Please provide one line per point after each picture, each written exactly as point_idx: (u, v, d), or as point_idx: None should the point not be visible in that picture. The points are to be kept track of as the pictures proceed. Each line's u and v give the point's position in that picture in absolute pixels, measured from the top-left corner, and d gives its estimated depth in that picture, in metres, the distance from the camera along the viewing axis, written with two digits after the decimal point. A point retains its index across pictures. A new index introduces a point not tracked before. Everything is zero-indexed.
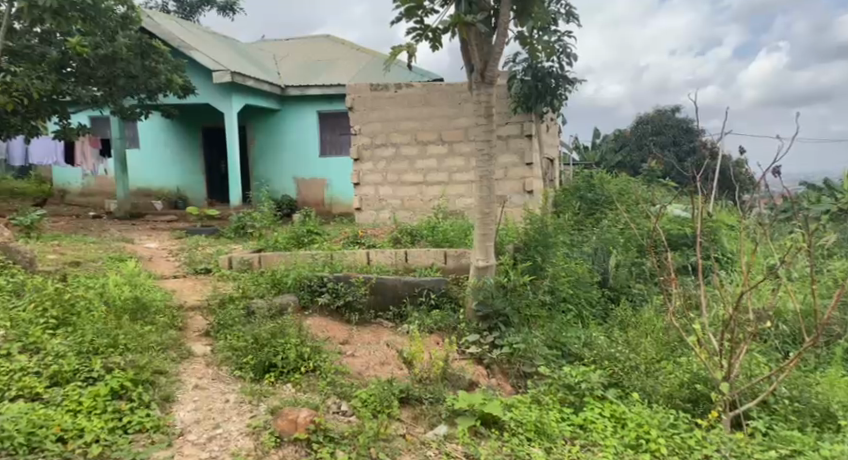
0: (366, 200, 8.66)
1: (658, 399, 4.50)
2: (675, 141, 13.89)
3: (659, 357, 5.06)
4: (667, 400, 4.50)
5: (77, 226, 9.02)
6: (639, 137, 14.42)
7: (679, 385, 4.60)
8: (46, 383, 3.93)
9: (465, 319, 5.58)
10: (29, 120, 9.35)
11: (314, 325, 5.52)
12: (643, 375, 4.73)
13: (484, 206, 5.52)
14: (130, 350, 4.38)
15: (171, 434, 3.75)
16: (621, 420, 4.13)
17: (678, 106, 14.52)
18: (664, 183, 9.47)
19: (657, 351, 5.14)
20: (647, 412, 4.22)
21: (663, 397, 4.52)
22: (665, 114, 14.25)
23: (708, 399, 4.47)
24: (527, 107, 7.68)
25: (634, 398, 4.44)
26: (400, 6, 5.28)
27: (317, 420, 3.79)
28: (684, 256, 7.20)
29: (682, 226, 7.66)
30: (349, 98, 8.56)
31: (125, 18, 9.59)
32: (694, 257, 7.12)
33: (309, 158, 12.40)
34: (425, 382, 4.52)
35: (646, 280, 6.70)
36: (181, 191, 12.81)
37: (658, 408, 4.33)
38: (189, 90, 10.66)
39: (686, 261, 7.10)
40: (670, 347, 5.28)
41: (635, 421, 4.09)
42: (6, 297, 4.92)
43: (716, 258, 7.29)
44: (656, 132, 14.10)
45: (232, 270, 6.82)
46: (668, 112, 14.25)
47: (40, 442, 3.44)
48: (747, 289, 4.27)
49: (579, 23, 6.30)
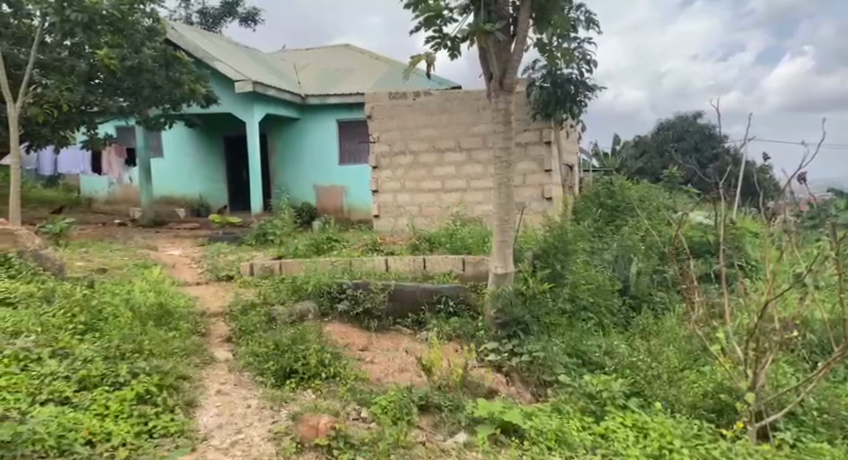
0: (384, 207, 8.73)
1: (681, 409, 4.48)
2: (697, 147, 13.74)
3: (681, 367, 5.03)
4: (690, 410, 4.47)
5: (103, 233, 9.19)
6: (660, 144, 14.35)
7: (703, 395, 4.58)
8: (74, 388, 3.99)
9: (484, 327, 5.61)
10: (57, 131, 9.58)
11: (333, 332, 5.57)
12: (666, 384, 4.71)
13: (502, 213, 5.56)
14: (154, 355, 4.46)
15: (195, 440, 3.80)
16: (643, 430, 4.11)
17: (701, 113, 14.43)
18: (685, 190, 9.42)
19: (679, 359, 5.12)
20: (670, 422, 4.19)
21: (686, 407, 4.49)
22: (686, 121, 14.20)
23: (732, 408, 4.45)
24: (547, 114, 7.68)
25: (656, 407, 4.42)
26: (418, 16, 5.36)
27: (337, 426, 3.84)
28: (706, 264, 7.17)
29: (704, 234, 7.65)
30: (368, 107, 8.69)
31: (150, 30, 9.69)
32: (717, 265, 7.09)
33: (327, 166, 12.51)
34: (443, 389, 4.56)
35: (668, 288, 6.66)
36: (203, 199, 12.97)
37: (680, 417, 4.31)
38: (212, 100, 10.84)
39: (709, 269, 7.09)
40: (693, 356, 5.23)
41: (657, 430, 4.06)
42: (36, 303, 5.02)
43: (740, 266, 7.23)
44: (677, 139, 14.02)
45: (253, 277, 6.91)
46: (689, 118, 14.21)
47: (70, 445, 3.46)
48: (773, 298, 4.27)
49: (600, 30, 6.03)
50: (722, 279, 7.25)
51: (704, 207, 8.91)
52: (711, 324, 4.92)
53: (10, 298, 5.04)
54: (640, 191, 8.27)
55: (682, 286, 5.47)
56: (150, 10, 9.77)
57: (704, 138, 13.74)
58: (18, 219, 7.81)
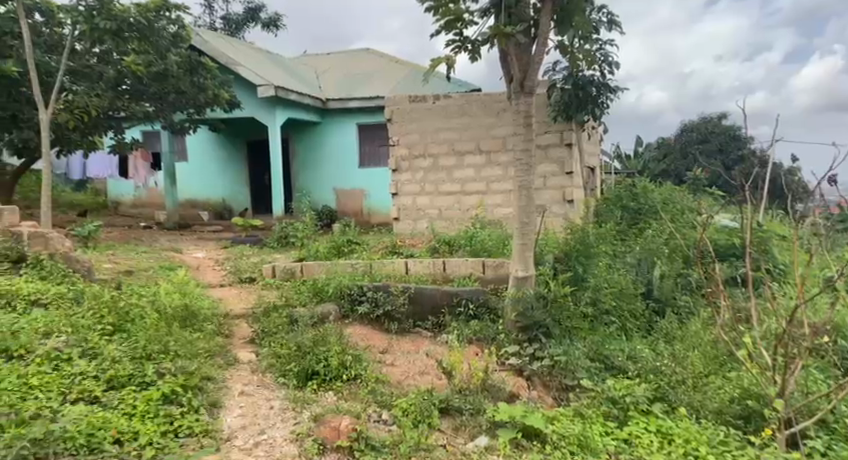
0: (404, 210, 8.77)
1: (707, 415, 4.46)
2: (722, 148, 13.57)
3: (706, 372, 4.98)
4: (716, 417, 4.44)
5: (129, 236, 9.35)
6: (683, 145, 14.25)
7: (729, 401, 4.54)
8: (103, 387, 4.06)
9: (505, 330, 5.61)
10: (86, 136, 9.76)
11: (354, 335, 5.62)
12: (690, 390, 4.69)
13: (523, 215, 5.57)
14: (180, 356, 4.54)
15: (218, 440, 3.86)
16: (667, 436, 4.09)
17: (726, 114, 14.26)
18: (710, 192, 9.32)
19: (704, 365, 5.06)
20: (696, 428, 4.17)
21: (711, 413, 4.46)
22: (711, 121, 14.06)
23: (760, 415, 4.39)
24: (568, 116, 7.67)
25: (680, 413, 4.39)
26: (439, 19, 5.39)
27: (359, 428, 3.88)
28: (732, 267, 7.11)
29: (730, 238, 7.58)
30: (388, 110, 8.73)
31: (175, 37, 9.81)
32: (743, 269, 7.03)
33: (347, 169, 12.60)
34: (465, 393, 4.57)
35: (692, 292, 6.60)
36: (226, 202, 13.12)
37: (706, 423, 4.28)
38: (235, 105, 10.97)
39: (734, 273, 7.02)
40: (719, 362, 5.15)
41: (683, 436, 4.04)
42: (67, 304, 5.13)
43: (767, 269, 7.15)
44: (701, 140, 13.90)
45: (275, 279, 6.98)
46: (714, 119, 14.07)
47: (99, 443, 3.52)
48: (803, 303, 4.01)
49: (622, 31, 5.93)
50: (748, 283, 7.17)
51: (730, 210, 8.81)
52: (737, 329, 4.85)
53: (40, 299, 5.13)
54: (663, 193, 8.21)
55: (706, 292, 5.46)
56: (176, 17, 9.77)
57: (729, 139, 13.58)
58: (49, 221, 7.95)
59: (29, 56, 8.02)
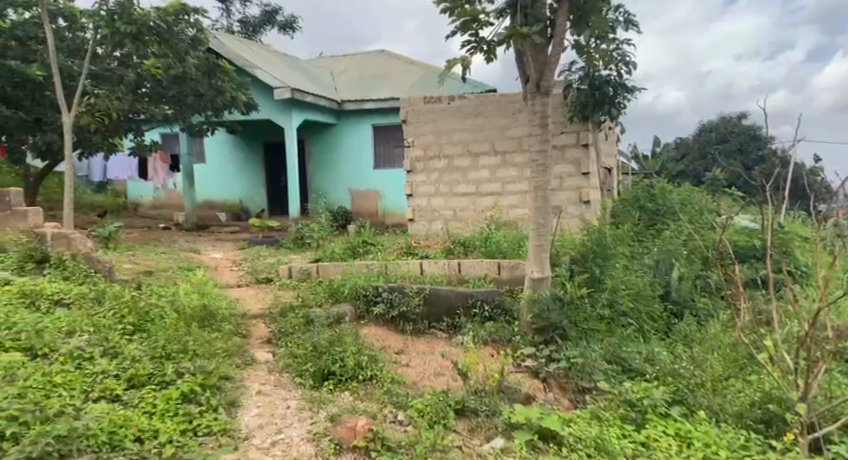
0: (419, 211, 8.81)
1: (727, 418, 4.42)
2: (741, 149, 13.43)
3: (726, 375, 4.95)
4: (737, 420, 4.41)
5: (148, 236, 9.46)
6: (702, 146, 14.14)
7: (751, 405, 4.50)
8: (124, 386, 4.12)
9: (520, 331, 5.62)
10: (107, 138, 9.89)
11: (370, 335, 5.66)
12: (710, 393, 4.67)
13: (539, 216, 5.57)
14: (199, 355, 4.59)
15: (236, 438, 3.91)
16: (686, 440, 4.07)
17: (746, 114, 14.13)
18: (729, 193, 9.25)
19: (723, 367, 5.03)
20: (716, 432, 4.15)
21: (732, 417, 4.43)
22: (730, 121, 13.94)
23: (782, 419, 4.34)
24: (584, 117, 7.67)
25: (699, 416, 4.37)
26: (455, 20, 5.41)
27: (375, 429, 3.91)
28: (752, 269, 7.06)
29: (751, 239, 7.52)
30: (403, 111, 8.77)
31: (194, 40, 9.75)
32: (764, 271, 6.97)
33: (362, 170, 12.66)
34: (481, 394, 4.59)
35: (711, 294, 6.57)
36: (244, 203, 13.21)
37: (725, 427, 4.26)
38: (252, 107, 11.05)
39: (755, 275, 6.98)
40: (739, 364, 5.11)
41: (702, 440, 4.03)
42: (88, 303, 5.20)
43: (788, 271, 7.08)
44: (720, 141, 13.79)
45: (291, 279, 7.05)
46: (733, 119, 13.95)
47: (121, 441, 3.58)
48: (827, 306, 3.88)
49: (639, 31, 5.87)
50: (769, 286, 7.11)
51: (749, 211, 8.73)
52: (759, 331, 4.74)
53: (62, 298, 5.21)
54: (681, 194, 8.15)
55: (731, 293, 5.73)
56: (194, 20, 9.74)
57: (748, 139, 13.45)
58: (71, 222, 8.05)
59: (52, 60, 8.15)
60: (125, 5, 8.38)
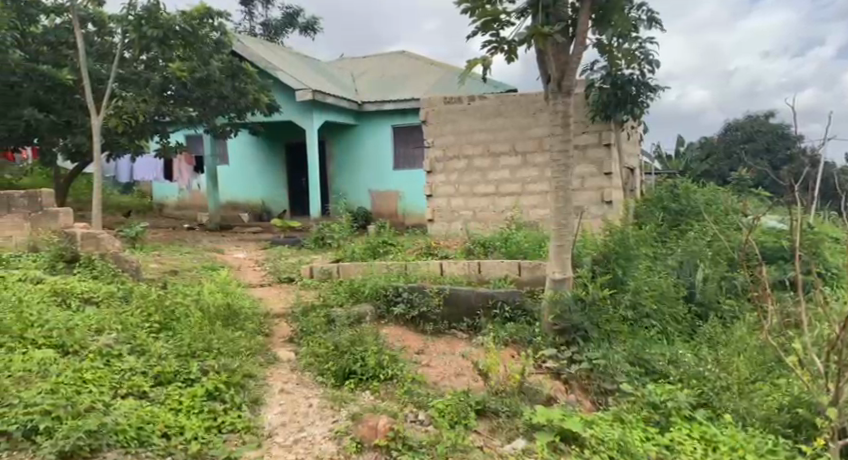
0: (439, 212, 8.86)
1: (754, 423, 4.44)
2: (769, 148, 13.23)
3: (753, 378, 4.98)
4: (765, 425, 4.44)
5: (173, 236, 9.61)
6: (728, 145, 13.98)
7: (778, 409, 4.51)
8: (151, 383, 4.20)
9: (541, 332, 5.62)
10: (134, 140, 10.07)
11: (390, 335, 5.69)
12: (736, 397, 4.68)
13: (560, 216, 5.57)
14: (223, 354, 4.66)
15: (260, 436, 3.98)
16: (712, 443, 4.07)
17: (773, 113, 13.94)
18: (756, 193, 9.14)
19: (751, 371, 5.07)
20: (742, 436, 4.14)
21: (759, 421, 4.45)
22: (757, 120, 13.76)
23: (811, 423, 4.37)
24: (606, 116, 7.65)
25: (725, 419, 4.37)
26: (476, 20, 5.42)
27: (396, 428, 3.96)
28: (780, 271, 6.98)
29: (778, 239, 7.44)
30: (424, 112, 8.81)
31: (218, 43, 10.13)
32: (792, 272, 6.90)
33: (382, 172, 12.72)
34: (501, 395, 4.61)
35: (737, 296, 6.53)
36: (266, 204, 13.34)
37: (752, 431, 4.27)
38: (274, 109, 11.17)
39: (782, 276, 6.90)
40: (766, 368, 5.15)
41: (728, 444, 4.03)
42: (116, 302, 5.31)
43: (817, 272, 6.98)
44: (746, 140, 13.62)
45: (313, 279, 7.11)
46: (760, 118, 13.78)
47: (149, 436, 3.65)
48: None
49: (663, 29, 5.81)
50: (797, 287, 7.03)
51: (776, 211, 8.63)
52: (787, 334, 4.61)
53: (92, 297, 5.33)
54: (706, 194, 8.08)
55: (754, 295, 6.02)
56: (218, 23, 9.97)
57: (776, 138, 13.26)
58: (99, 222, 8.21)
59: (82, 63, 8.30)
60: (153, 9, 8.61)
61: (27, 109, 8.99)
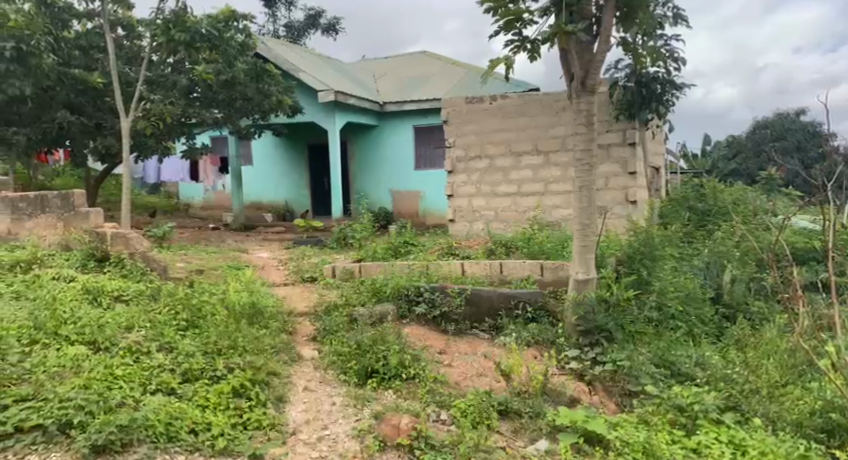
0: (460, 212, 8.88)
1: (785, 427, 4.39)
2: (799, 146, 13.03)
3: (784, 382, 4.93)
4: (796, 429, 4.39)
5: (199, 236, 9.74)
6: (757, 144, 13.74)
7: (811, 413, 4.47)
8: (179, 379, 4.26)
9: (565, 333, 5.60)
10: (161, 142, 10.23)
11: (412, 335, 5.70)
12: (765, 400, 4.64)
13: (583, 217, 5.55)
14: (248, 351, 4.72)
15: (285, 433, 4.05)
16: (741, 447, 4.03)
17: (804, 111, 13.71)
18: (786, 192, 8.99)
19: (782, 374, 5.02)
20: (771, 440, 4.10)
21: (790, 425, 4.41)
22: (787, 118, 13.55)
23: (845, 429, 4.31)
24: (631, 115, 7.61)
25: (754, 424, 4.33)
26: (499, 20, 5.43)
27: (419, 427, 4.01)
28: (811, 272, 6.88)
29: (808, 240, 7.33)
30: (445, 111, 8.82)
31: (243, 45, 10.13)
32: (822, 274, 6.79)
33: (404, 172, 12.75)
34: (523, 396, 4.62)
35: (766, 297, 6.47)
36: (289, 204, 13.45)
37: (783, 436, 4.21)
38: (297, 109, 11.26)
39: (813, 278, 6.80)
40: (797, 371, 5.12)
41: (757, 448, 3.99)
42: (144, 300, 5.40)
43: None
44: (777, 138, 13.40)
45: (335, 279, 7.16)
46: (789, 115, 13.57)
47: (177, 432, 3.71)
48: None
49: (688, 26, 5.77)
50: (828, 288, 6.92)
51: (806, 211, 8.49)
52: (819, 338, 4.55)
53: (122, 295, 5.43)
54: (733, 194, 7.97)
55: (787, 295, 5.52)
56: (243, 26, 10.09)
57: (806, 136, 13.03)
58: (127, 222, 8.35)
59: (111, 67, 8.43)
60: (180, 14, 8.75)
61: (59, 111, 9.17)
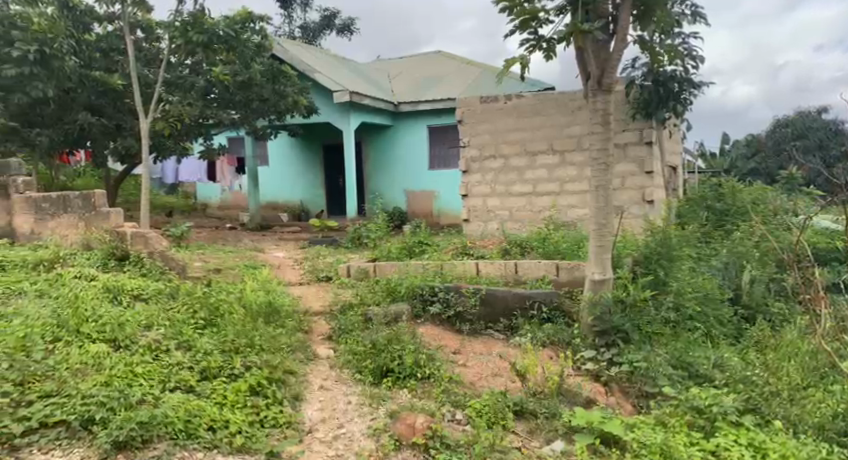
0: (474, 212, 8.88)
1: (807, 430, 4.37)
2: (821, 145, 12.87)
3: (806, 385, 4.91)
4: (817, 433, 4.37)
5: (216, 235, 9.81)
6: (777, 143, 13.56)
7: (833, 417, 4.46)
8: (197, 377, 4.30)
9: (580, 334, 5.58)
10: (179, 142, 10.32)
11: (427, 334, 5.70)
12: (786, 402, 4.60)
13: (600, 216, 5.52)
14: (265, 350, 4.75)
15: (301, 431, 4.07)
16: (760, 450, 4.00)
17: (825, 109, 13.54)
18: (806, 191, 8.89)
19: (803, 376, 5.00)
20: (792, 443, 4.06)
21: (812, 428, 4.39)
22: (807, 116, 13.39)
23: None
24: (648, 114, 7.56)
25: (775, 426, 4.30)
26: (514, 19, 5.42)
27: (434, 426, 4.02)
28: (832, 273, 6.80)
29: (829, 241, 7.27)
30: (460, 111, 8.82)
31: (260, 46, 10.18)
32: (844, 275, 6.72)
33: (418, 172, 12.76)
34: (539, 397, 4.60)
35: (787, 298, 6.43)
36: (304, 204, 13.50)
37: (804, 439, 4.19)
38: (312, 110, 11.30)
39: (835, 279, 6.73)
40: (819, 373, 5.10)
41: (778, 451, 3.96)
42: (163, 299, 5.45)
43: None
44: (798, 136, 13.24)
45: (350, 278, 7.19)
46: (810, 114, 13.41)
47: (196, 429, 3.74)
48: None
49: (707, 23, 5.73)
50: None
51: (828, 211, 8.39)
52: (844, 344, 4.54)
53: (141, 293, 5.47)
54: (752, 193, 7.88)
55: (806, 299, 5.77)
56: (260, 27, 10.14)
57: (828, 134, 12.86)
58: (146, 222, 8.42)
59: (131, 68, 8.51)
60: (198, 15, 8.81)
61: (81, 113, 9.29)
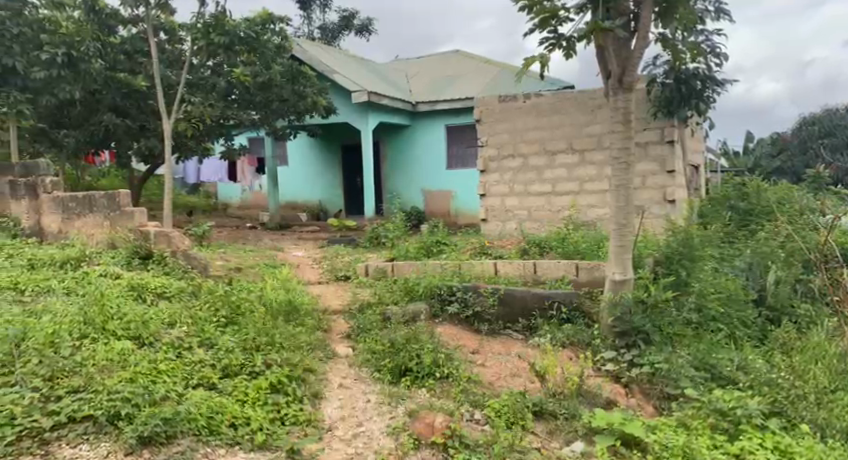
0: (493, 211, 8.85)
1: (835, 434, 4.34)
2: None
3: (833, 387, 4.87)
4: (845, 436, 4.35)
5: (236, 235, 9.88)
6: (803, 141, 13.33)
7: None
8: (219, 374, 4.33)
9: (600, 335, 5.54)
10: (200, 143, 10.40)
11: (445, 334, 5.68)
12: (812, 405, 4.52)
13: (620, 216, 5.47)
14: (285, 348, 4.77)
15: (321, 429, 4.09)
16: (786, 454, 3.95)
17: None
18: (833, 191, 8.74)
19: (830, 379, 4.94)
20: (819, 447, 4.01)
21: (839, 433, 4.36)
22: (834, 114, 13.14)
23: None
24: (669, 112, 7.48)
25: (803, 430, 4.24)
26: (534, 18, 5.39)
27: (453, 426, 4.00)
28: None
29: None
30: (479, 111, 8.80)
31: (280, 47, 10.30)
32: None
33: (436, 171, 12.75)
34: (558, 397, 4.57)
35: (814, 300, 6.37)
36: (323, 204, 13.56)
37: (832, 443, 4.14)
38: (331, 110, 11.34)
39: None
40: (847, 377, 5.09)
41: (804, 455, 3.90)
42: (184, 297, 5.50)
43: None
44: (825, 134, 13.00)
45: (368, 277, 7.21)
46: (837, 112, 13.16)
47: (218, 426, 3.77)
48: None
49: (731, 20, 5.67)
50: None
51: None
52: None
53: (164, 291, 5.51)
54: (777, 193, 7.77)
55: (835, 299, 5.94)
56: (279, 28, 10.21)
57: None
58: (168, 222, 8.49)
59: (153, 69, 8.60)
60: (219, 17, 8.88)
61: (105, 114, 9.40)
